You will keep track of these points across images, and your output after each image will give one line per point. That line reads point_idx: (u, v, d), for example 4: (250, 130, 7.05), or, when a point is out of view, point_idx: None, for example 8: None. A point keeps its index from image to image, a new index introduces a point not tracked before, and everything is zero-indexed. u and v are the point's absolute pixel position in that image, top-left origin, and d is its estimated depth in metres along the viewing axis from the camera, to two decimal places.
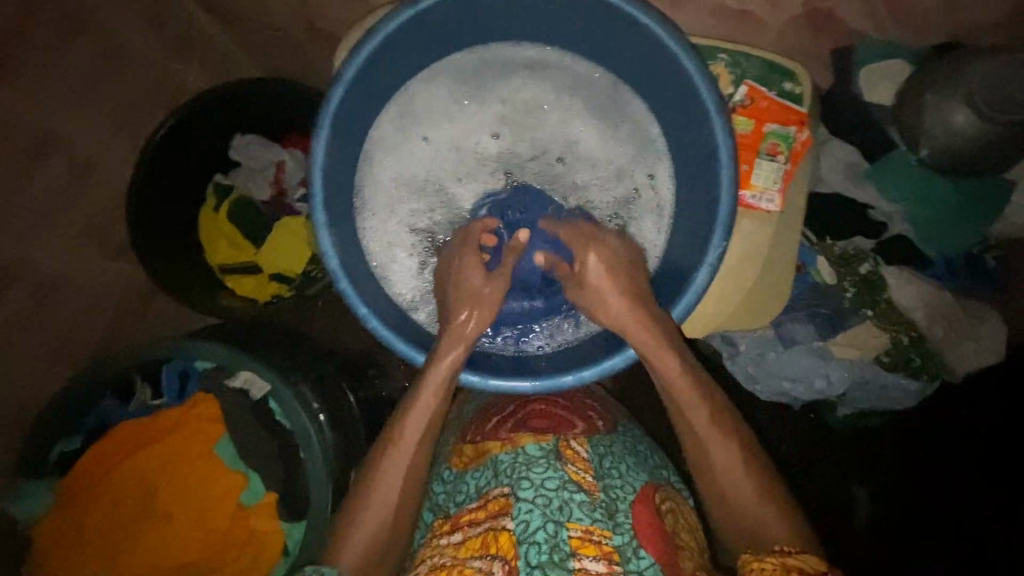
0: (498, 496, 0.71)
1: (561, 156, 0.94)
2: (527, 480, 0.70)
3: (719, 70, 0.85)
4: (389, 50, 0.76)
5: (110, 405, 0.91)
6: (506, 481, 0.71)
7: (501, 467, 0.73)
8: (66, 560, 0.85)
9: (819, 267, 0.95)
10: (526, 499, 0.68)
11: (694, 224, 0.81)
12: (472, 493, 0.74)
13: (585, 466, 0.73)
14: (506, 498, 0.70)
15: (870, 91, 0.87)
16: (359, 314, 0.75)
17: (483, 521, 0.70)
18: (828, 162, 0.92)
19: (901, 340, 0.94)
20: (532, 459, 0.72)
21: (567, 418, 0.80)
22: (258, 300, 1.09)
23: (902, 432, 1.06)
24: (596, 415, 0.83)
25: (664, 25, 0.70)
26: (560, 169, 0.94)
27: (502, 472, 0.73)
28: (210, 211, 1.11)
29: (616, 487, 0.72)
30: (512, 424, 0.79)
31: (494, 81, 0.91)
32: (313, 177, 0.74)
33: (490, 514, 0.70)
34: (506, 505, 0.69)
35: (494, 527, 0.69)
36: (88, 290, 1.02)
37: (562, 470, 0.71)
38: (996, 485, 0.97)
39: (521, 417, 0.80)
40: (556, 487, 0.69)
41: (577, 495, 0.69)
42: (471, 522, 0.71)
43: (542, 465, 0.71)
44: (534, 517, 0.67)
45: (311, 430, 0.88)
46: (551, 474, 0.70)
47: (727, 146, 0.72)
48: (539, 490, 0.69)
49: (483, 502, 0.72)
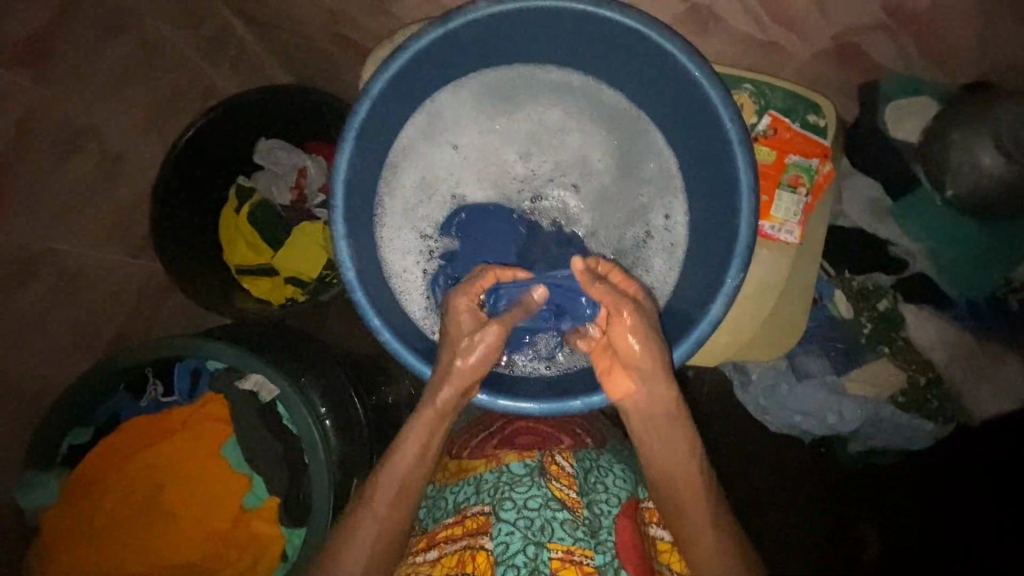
0: (477, 513, 0.71)
1: (577, 180, 0.94)
2: (510, 501, 0.69)
3: (743, 100, 0.85)
4: (416, 67, 0.77)
5: (125, 400, 0.94)
6: (487, 499, 0.71)
7: (484, 485, 0.73)
8: (65, 555, 0.85)
9: (837, 301, 0.94)
10: (508, 521, 0.68)
11: (711, 255, 0.80)
12: (450, 508, 0.74)
13: (569, 482, 0.72)
14: (485, 517, 0.70)
15: (896, 126, 0.86)
16: (371, 326, 0.75)
17: (459, 538, 0.70)
18: (849, 197, 0.91)
19: (918, 380, 0.92)
20: (515, 477, 0.71)
21: (554, 434, 0.80)
22: (272, 302, 1.11)
23: (914, 468, 1.04)
24: (584, 432, 0.84)
25: (693, 58, 0.70)
26: (574, 193, 0.94)
27: (484, 489, 0.72)
28: (231, 213, 1.12)
29: (601, 502, 0.72)
30: (499, 442, 0.79)
31: (519, 100, 0.92)
32: (335, 187, 0.75)
33: (468, 531, 0.70)
34: (485, 524, 0.69)
35: (471, 545, 0.68)
36: (107, 284, 1.03)
37: (545, 487, 0.70)
38: (1005, 505, 1.00)
39: (509, 433, 0.80)
40: (539, 506, 0.69)
41: (560, 513, 0.69)
42: (447, 538, 0.71)
43: (525, 484, 0.70)
44: (514, 540, 0.66)
45: (316, 437, 0.88)
46: (535, 493, 0.70)
47: (749, 178, 0.72)
48: (522, 511, 0.68)
49: (460, 518, 0.72)
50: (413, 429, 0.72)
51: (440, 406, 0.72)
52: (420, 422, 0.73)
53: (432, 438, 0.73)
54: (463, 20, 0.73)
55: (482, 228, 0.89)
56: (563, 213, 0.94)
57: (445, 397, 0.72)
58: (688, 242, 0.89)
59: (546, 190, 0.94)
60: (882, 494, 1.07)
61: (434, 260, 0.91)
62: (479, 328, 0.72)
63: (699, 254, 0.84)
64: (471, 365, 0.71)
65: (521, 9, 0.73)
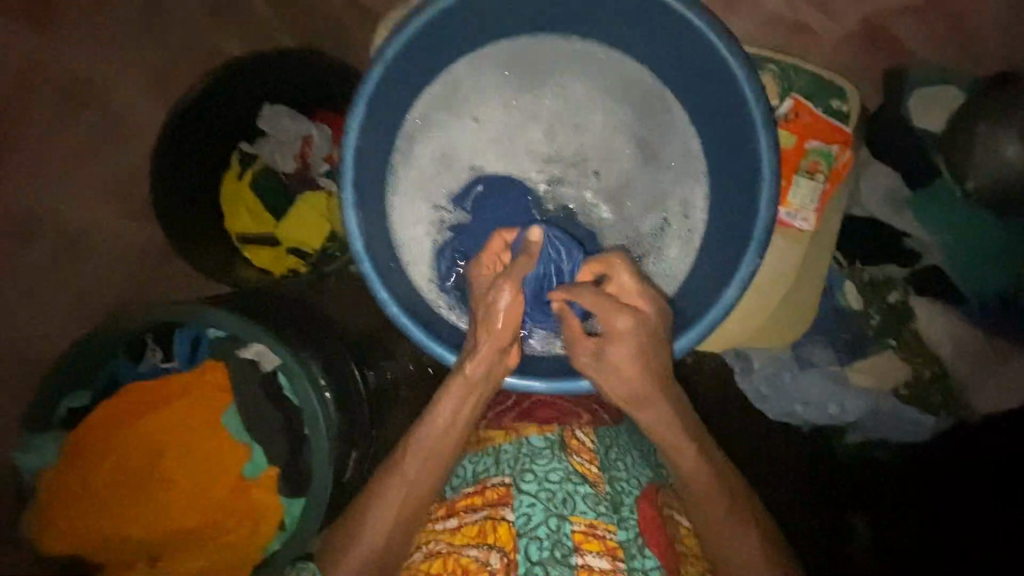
0: (498, 485, 0.70)
1: (599, 165, 0.91)
2: (531, 472, 0.69)
3: (766, 81, 0.83)
4: (434, 32, 0.75)
5: (123, 364, 0.92)
6: (508, 471, 0.71)
7: (504, 457, 0.73)
8: (65, 518, 0.85)
9: (845, 291, 0.93)
10: (529, 493, 0.68)
11: (728, 241, 0.79)
12: (469, 478, 0.74)
13: (591, 457, 0.73)
14: (506, 488, 0.69)
15: (922, 115, 0.85)
16: (379, 298, 0.74)
17: (480, 509, 0.69)
18: (869, 185, 0.88)
19: (922, 374, 0.92)
20: (536, 450, 0.72)
21: (574, 409, 0.79)
22: (273, 273, 1.07)
23: None
24: (602, 405, 0.81)
25: (719, 32, 0.68)
26: (597, 180, 0.91)
27: (504, 462, 0.72)
28: (233, 178, 1.08)
29: (621, 480, 0.71)
30: (517, 414, 0.78)
31: (546, 71, 0.88)
32: (345, 153, 0.73)
33: (489, 502, 0.70)
34: (506, 495, 0.69)
35: (492, 516, 0.68)
36: (106, 246, 1.01)
37: (567, 461, 0.71)
38: None
39: (524, 407, 0.79)
40: (561, 479, 0.69)
41: (582, 487, 0.69)
42: (468, 508, 0.70)
43: (546, 457, 0.71)
44: (535, 511, 0.67)
45: (318, 408, 0.87)
46: (556, 466, 0.70)
47: (769, 160, 0.70)
48: (543, 483, 0.68)
49: (481, 488, 0.71)
50: (442, 409, 0.72)
51: (471, 378, 0.72)
52: (449, 400, 0.72)
53: (462, 414, 0.72)
54: None
55: (495, 202, 0.86)
56: (579, 197, 0.91)
57: (473, 369, 0.72)
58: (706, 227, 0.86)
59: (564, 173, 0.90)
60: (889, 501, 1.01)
61: (444, 236, 0.88)
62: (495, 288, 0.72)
63: (716, 240, 0.82)
64: (494, 330, 0.71)
65: None
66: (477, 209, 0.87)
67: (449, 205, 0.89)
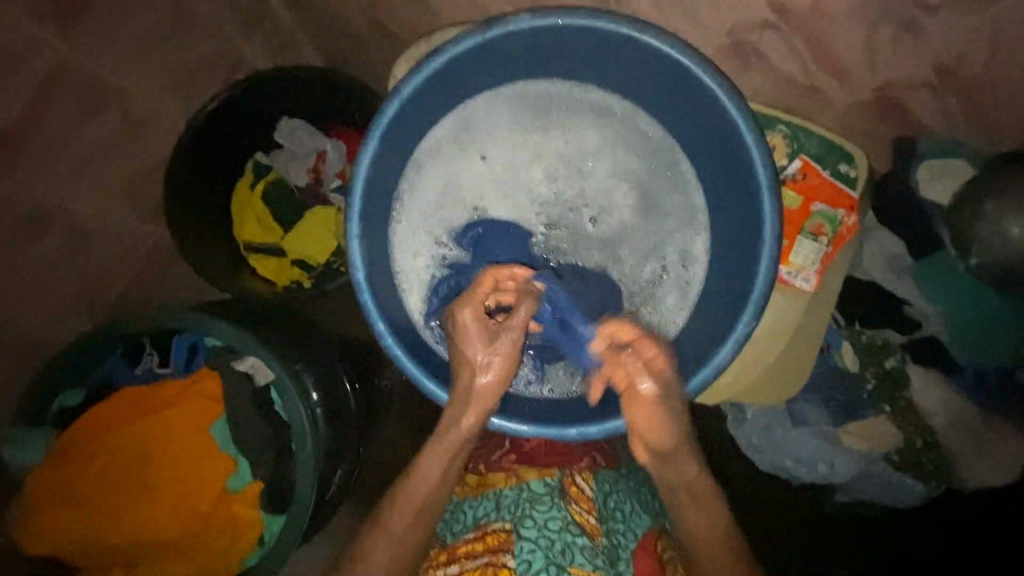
0: (498, 530, 0.70)
1: (597, 216, 0.91)
2: (531, 519, 0.70)
3: (776, 141, 0.83)
4: (451, 71, 0.76)
5: (120, 365, 0.94)
6: (508, 517, 0.71)
7: (504, 501, 0.73)
8: (46, 516, 0.85)
9: (843, 352, 0.93)
10: (529, 539, 0.68)
11: (727, 298, 0.79)
12: (470, 523, 0.74)
13: (589, 506, 0.73)
14: (507, 534, 0.70)
15: (927, 187, 0.85)
16: (375, 329, 0.74)
17: (480, 555, 0.69)
18: (870, 250, 0.90)
19: (914, 442, 0.91)
20: (536, 496, 0.72)
21: (573, 452, 0.81)
22: (277, 283, 1.11)
23: (909, 536, 1.00)
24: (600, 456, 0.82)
25: (730, 95, 0.69)
26: (593, 229, 0.91)
27: (504, 506, 0.73)
28: (246, 187, 1.11)
29: (619, 532, 0.72)
30: (517, 456, 0.80)
31: (557, 115, 0.89)
32: (354, 182, 0.74)
33: (489, 547, 0.69)
34: (506, 541, 0.69)
35: (493, 562, 0.68)
36: (117, 248, 1.03)
37: (565, 510, 0.71)
38: None
39: (525, 446, 0.81)
40: (559, 528, 0.69)
41: (580, 538, 0.69)
42: (469, 553, 0.70)
43: (546, 504, 0.71)
44: (536, 558, 0.67)
45: (309, 425, 0.87)
46: (555, 514, 0.70)
47: (772, 224, 0.71)
48: (542, 530, 0.69)
49: (481, 534, 0.71)
50: (429, 464, 0.72)
51: (460, 433, 0.73)
52: (439, 449, 0.73)
53: (454, 460, 0.73)
54: (501, 30, 0.72)
55: (493, 242, 0.86)
56: (576, 242, 0.90)
57: (467, 422, 0.73)
58: (704, 282, 0.86)
59: (564, 218, 0.91)
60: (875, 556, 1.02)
61: (444, 269, 0.88)
62: (493, 338, 0.73)
63: (716, 294, 0.82)
64: (489, 375, 0.73)
65: (563, 25, 0.72)
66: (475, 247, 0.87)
67: (452, 237, 0.89)
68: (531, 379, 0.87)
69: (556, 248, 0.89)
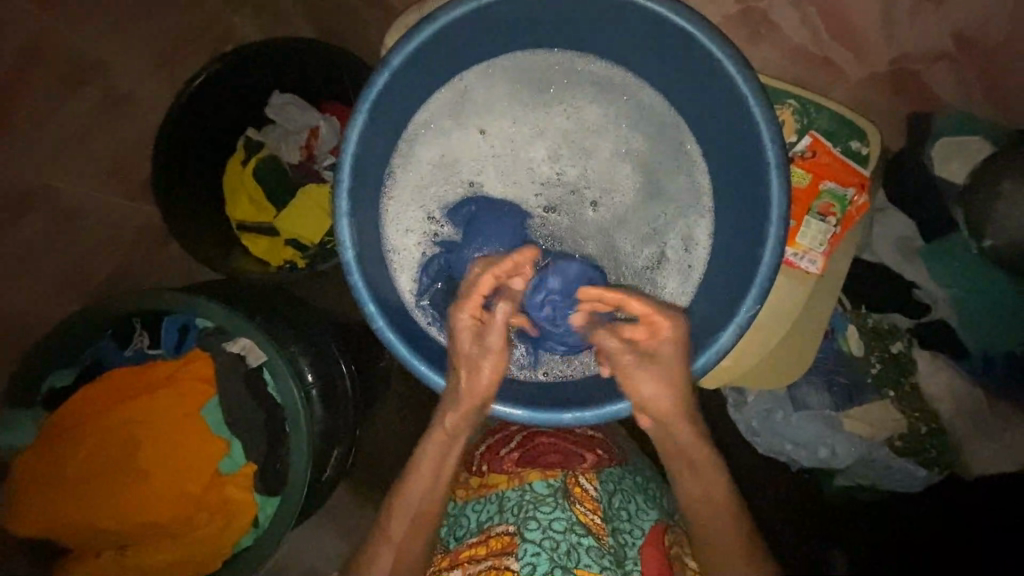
0: (502, 534, 0.69)
1: (597, 196, 0.87)
2: (535, 520, 0.68)
3: (785, 116, 0.80)
4: (445, 41, 0.73)
5: (108, 346, 0.91)
6: (512, 519, 0.70)
7: (507, 503, 0.71)
8: (37, 498, 0.84)
9: (848, 336, 0.90)
10: (533, 541, 0.67)
11: (729, 281, 0.76)
12: (474, 528, 0.73)
13: (593, 507, 0.71)
14: (510, 537, 0.68)
15: (942, 164, 0.82)
16: (366, 311, 0.72)
17: (484, 559, 0.68)
18: (881, 231, 0.87)
19: (918, 428, 0.89)
20: (540, 497, 0.70)
21: (576, 451, 0.78)
22: (269, 262, 1.07)
23: (914, 524, 0.98)
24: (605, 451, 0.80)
25: (738, 66, 0.66)
26: (592, 210, 0.87)
27: (507, 509, 0.71)
28: (237, 164, 1.08)
29: (624, 532, 0.70)
30: (519, 456, 0.77)
31: (559, 87, 0.86)
32: (343, 157, 0.71)
33: (493, 551, 0.68)
34: (510, 545, 0.68)
35: (496, 566, 0.67)
36: (106, 227, 1.00)
37: (569, 510, 0.69)
38: None
39: (530, 448, 0.78)
40: (564, 529, 0.68)
41: (585, 538, 0.68)
42: (472, 558, 0.69)
43: (549, 505, 0.69)
44: (540, 561, 0.65)
45: (301, 409, 0.85)
46: (559, 515, 0.69)
47: (780, 203, 0.68)
48: (546, 531, 0.67)
49: (486, 537, 0.70)
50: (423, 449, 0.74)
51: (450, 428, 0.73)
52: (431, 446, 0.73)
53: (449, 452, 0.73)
54: None
55: (484, 219, 0.83)
56: (574, 221, 0.87)
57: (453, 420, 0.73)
58: (706, 265, 0.84)
59: (563, 197, 0.87)
60: (875, 541, 1.01)
61: (437, 247, 0.86)
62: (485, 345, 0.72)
63: (717, 278, 0.80)
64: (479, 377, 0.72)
65: None
66: (469, 225, 0.84)
67: (446, 216, 0.86)
68: (524, 363, 0.84)
69: (553, 232, 0.86)
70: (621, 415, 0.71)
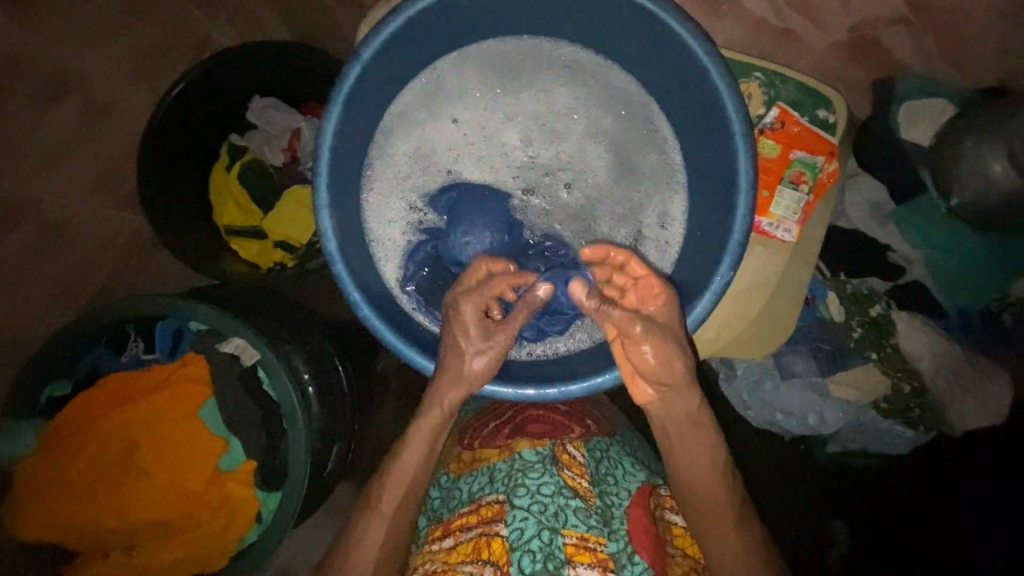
0: (492, 503, 0.70)
1: (573, 178, 0.89)
2: (523, 487, 0.69)
3: (751, 89, 0.83)
4: (414, 32, 0.75)
5: (105, 356, 0.93)
6: (501, 488, 0.70)
7: (497, 474, 0.73)
8: (42, 504, 0.86)
9: (828, 302, 0.92)
10: (521, 507, 0.67)
11: (704, 254, 0.78)
12: (465, 498, 0.74)
13: (581, 472, 0.72)
14: (500, 505, 0.69)
15: (909, 127, 0.88)
16: (351, 300, 0.74)
17: (474, 527, 0.70)
18: (853, 197, 0.90)
19: (902, 388, 0.90)
20: (528, 464, 0.71)
21: (565, 423, 0.80)
22: (260, 266, 1.08)
23: (908, 488, 0.99)
24: (593, 424, 0.83)
25: (699, 39, 0.68)
26: (569, 192, 0.89)
27: (497, 479, 0.72)
28: (222, 170, 1.08)
29: (612, 494, 0.73)
30: (510, 431, 0.79)
31: (532, 75, 0.88)
32: (320, 152, 0.73)
33: (483, 519, 0.70)
34: (500, 512, 0.69)
35: (486, 533, 0.68)
36: (92, 233, 1.01)
37: (557, 475, 0.70)
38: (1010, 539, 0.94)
39: (520, 422, 0.80)
40: (552, 492, 0.68)
41: (573, 500, 0.68)
42: (463, 526, 0.71)
43: (538, 471, 0.70)
44: (528, 525, 0.65)
45: (296, 404, 0.86)
46: (548, 479, 0.69)
47: (747, 172, 0.70)
48: (534, 496, 0.67)
49: (475, 507, 0.72)
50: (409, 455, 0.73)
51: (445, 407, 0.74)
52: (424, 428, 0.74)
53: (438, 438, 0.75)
54: None
55: (463, 201, 0.85)
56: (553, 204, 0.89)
57: (450, 400, 0.73)
58: (683, 240, 0.85)
59: (539, 180, 0.89)
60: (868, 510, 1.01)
61: (420, 235, 0.87)
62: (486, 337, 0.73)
63: (693, 251, 0.81)
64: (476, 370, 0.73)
65: None
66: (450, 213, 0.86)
67: (427, 204, 0.88)
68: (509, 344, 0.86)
69: (534, 216, 0.89)
70: (607, 387, 0.73)
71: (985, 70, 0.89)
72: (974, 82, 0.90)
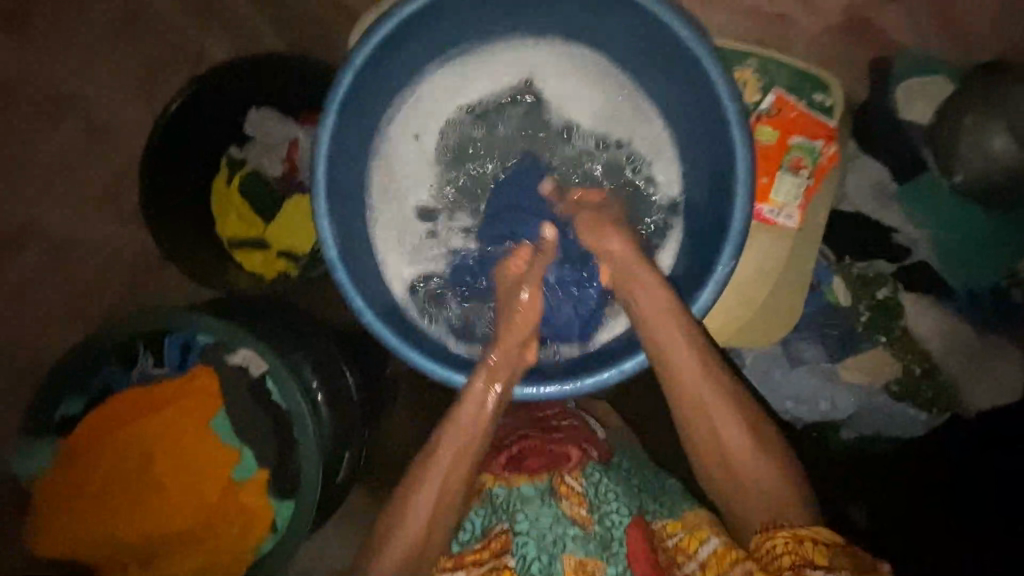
0: (499, 533, 0.70)
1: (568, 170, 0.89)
2: (523, 514, 0.69)
3: (746, 76, 0.83)
4: (400, 37, 0.75)
5: (111, 371, 0.91)
6: (504, 517, 0.71)
7: (498, 500, 0.73)
8: (61, 517, 0.88)
9: (834, 287, 0.91)
10: (522, 533, 0.68)
11: (707, 244, 0.77)
12: (478, 531, 0.73)
13: (580, 500, 0.71)
14: (505, 535, 0.70)
15: (907, 107, 0.87)
16: (354, 307, 0.74)
17: (486, 561, 0.69)
18: (856, 180, 0.89)
19: (912, 370, 0.90)
20: (527, 496, 0.71)
21: (562, 447, 0.76)
22: (266, 276, 1.06)
23: None
24: (591, 444, 0.79)
25: (688, 28, 0.68)
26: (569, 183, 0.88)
27: (499, 506, 0.72)
28: (222, 183, 1.07)
29: (612, 513, 0.71)
30: (507, 459, 0.76)
31: (498, 70, 0.89)
32: (315, 161, 0.73)
33: (494, 552, 0.70)
34: (507, 542, 0.69)
35: (496, 566, 0.68)
36: (100, 251, 1.03)
37: (556, 506, 0.70)
38: None
39: (516, 449, 0.76)
40: (551, 523, 0.69)
41: (572, 530, 0.69)
42: (475, 562, 0.70)
43: (537, 504, 0.70)
44: (529, 551, 0.67)
45: (305, 409, 0.86)
46: (546, 511, 0.70)
47: (745, 160, 0.70)
48: (534, 524, 0.68)
49: (487, 541, 0.71)
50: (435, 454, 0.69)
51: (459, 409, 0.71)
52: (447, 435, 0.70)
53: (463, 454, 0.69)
54: None
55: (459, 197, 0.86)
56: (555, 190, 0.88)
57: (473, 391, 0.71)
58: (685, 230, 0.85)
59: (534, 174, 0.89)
60: None
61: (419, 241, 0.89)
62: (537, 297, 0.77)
63: (696, 242, 0.81)
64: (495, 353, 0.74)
65: None
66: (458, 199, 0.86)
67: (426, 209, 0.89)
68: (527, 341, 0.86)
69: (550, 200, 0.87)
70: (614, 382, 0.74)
71: (976, 47, 0.89)
72: (973, 58, 0.89)
